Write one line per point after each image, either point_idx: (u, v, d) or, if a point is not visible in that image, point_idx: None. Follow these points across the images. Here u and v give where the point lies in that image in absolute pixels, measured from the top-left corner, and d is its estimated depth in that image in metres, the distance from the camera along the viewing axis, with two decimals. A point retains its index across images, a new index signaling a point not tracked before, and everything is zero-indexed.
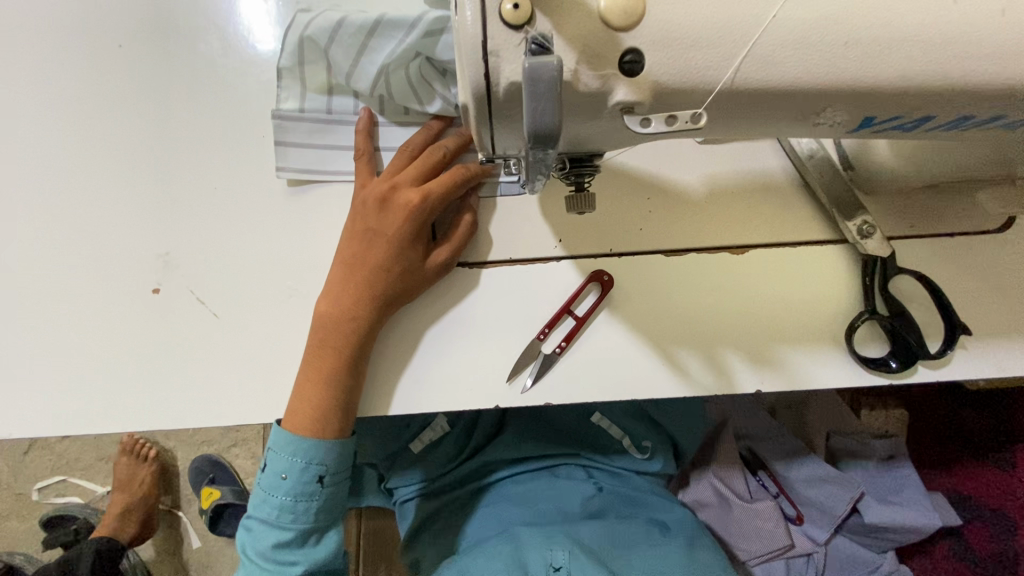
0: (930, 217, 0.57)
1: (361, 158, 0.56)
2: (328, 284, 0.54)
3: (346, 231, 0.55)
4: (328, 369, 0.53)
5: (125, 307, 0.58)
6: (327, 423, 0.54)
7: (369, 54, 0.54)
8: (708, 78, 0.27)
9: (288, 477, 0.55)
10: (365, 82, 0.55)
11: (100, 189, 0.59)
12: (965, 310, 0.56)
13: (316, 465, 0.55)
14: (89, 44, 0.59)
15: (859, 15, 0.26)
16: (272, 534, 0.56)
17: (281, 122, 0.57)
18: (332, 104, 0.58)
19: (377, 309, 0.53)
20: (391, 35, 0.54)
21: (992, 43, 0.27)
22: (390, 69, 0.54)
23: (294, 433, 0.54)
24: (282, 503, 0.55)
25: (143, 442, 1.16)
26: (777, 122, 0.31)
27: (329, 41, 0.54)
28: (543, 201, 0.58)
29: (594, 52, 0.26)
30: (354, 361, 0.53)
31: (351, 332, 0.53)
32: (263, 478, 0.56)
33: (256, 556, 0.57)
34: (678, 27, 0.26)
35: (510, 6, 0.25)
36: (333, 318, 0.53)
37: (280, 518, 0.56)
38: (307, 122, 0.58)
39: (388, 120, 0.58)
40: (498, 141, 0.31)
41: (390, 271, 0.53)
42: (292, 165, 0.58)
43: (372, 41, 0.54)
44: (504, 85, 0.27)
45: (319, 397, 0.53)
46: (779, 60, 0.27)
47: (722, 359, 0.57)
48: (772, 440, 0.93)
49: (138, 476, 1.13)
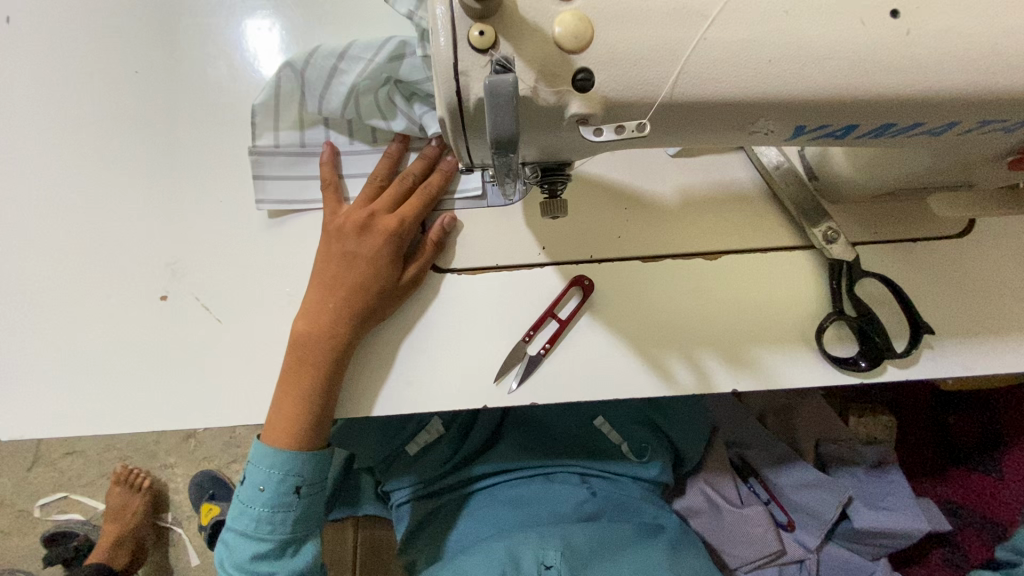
0: (890, 223, 0.60)
1: (328, 187, 0.61)
2: (305, 303, 0.57)
3: (322, 255, 0.58)
4: (308, 382, 0.56)
5: (134, 315, 0.62)
6: (302, 434, 0.57)
7: (339, 75, 0.59)
8: (651, 92, 0.31)
9: (266, 488, 0.57)
10: (336, 102, 0.59)
11: (113, 207, 0.63)
12: (928, 310, 0.59)
13: (294, 476, 0.58)
14: (102, 72, 0.64)
15: (781, 37, 0.30)
16: (250, 545, 0.58)
17: (258, 157, 0.62)
18: (305, 137, 0.62)
19: (355, 324, 0.56)
20: (359, 58, 0.58)
21: (902, 56, 0.31)
22: (359, 90, 0.59)
23: (270, 445, 0.57)
24: (260, 515, 0.58)
25: (137, 471, 1.18)
26: (720, 131, 0.34)
27: (304, 71, 0.59)
28: (527, 210, 0.62)
29: (550, 71, 0.30)
30: (331, 373, 0.56)
31: (327, 348, 0.56)
32: (242, 490, 0.59)
33: (235, 569, 0.59)
34: (622, 48, 0.30)
35: (477, 32, 0.29)
36: (309, 334, 0.56)
37: (257, 530, 0.58)
38: (283, 155, 0.62)
39: (357, 144, 0.63)
40: (472, 151, 0.35)
41: (369, 288, 0.56)
42: (271, 197, 0.62)
43: (341, 64, 0.59)
44: (473, 100, 0.31)
45: (295, 409, 0.56)
46: (713, 75, 0.31)
47: (699, 359, 0.60)
48: (759, 446, 0.95)
49: (130, 506, 1.15)
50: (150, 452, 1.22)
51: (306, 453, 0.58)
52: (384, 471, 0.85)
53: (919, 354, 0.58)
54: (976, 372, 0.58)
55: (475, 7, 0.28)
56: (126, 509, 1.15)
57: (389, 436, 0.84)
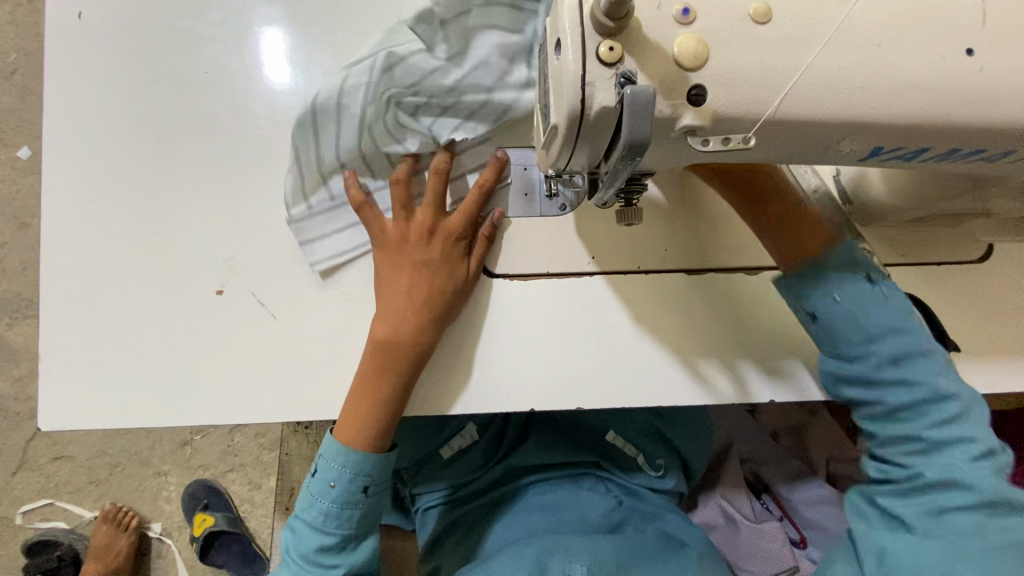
0: (916, 246, 0.64)
1: (363, 208, 0.61)
2: (380, 310, 0.60)
3: (387, 269, 0.61)
4: (383, 380, 0.57)
5: (188, 307, 0.62)
6: (380, 434, 0.58)
7: (347, 110, 0.60)
8: (756, 111, 0.35)
9: (337, 485, 0.58)
10: (351, 137, 0.61)
11: (165, 202, 0.64)
12: (956, 329, 0.63)
13: (363, 476, 0.58)
14: (159, 70, 0.65)
15: (874, 66, 0.34)
16: (316, 537, 0.58)
17: (299, 225, 0.63)
18: (331, 188, 0.63)
19: (435, 324, 0.59)
20: (357, 84, 0.59)
21: (975, 89, 0.35)
22: (368, 118, 0.60)
23: (348, 445, 0.58)
24: (328, 510, 0.58)
25: (127, 510, 1.16)
26: (803, 150, 0.38)
27: (314, 122, 0.60)
28: (579, 221, 0.64)
29: (668, 86, 0.33)
30: (410, 370, 0.58)
31: (410, 350, 0.58)
32: (312, 483, 0.59)
33: (299, 558, 0.59)
34: (734, 70, 0.34)
35: (606, 48, 0.32)
36: (388, 341, 0.58)
37: (324, 524, 0.58)
38: (318, 216, 0.63)
39: (380, 181, 0.63)
40: (573, 157, 0.38)
41: (446, 288, 0.60)
42: (321, 257, 0.63)
43: (343, 99, 0.59)
44: (597, 108, 0.33)
45: (370, 407, 0.57)
46: (811, 98, 0.35)
47: (739, 370, 0.62)
48: (774, 463, 0.92)
49: (115, 547, 1.12)
50: (144, 459, 1.18)
51: (382, 447, 0.59)
52: (415, 474, 0.86)
53: None
54: (999, 390, 0.62)
55: (607, 23, 0.32)
56: (111, 548, 1.12)
57: (429, 435, 0.86)
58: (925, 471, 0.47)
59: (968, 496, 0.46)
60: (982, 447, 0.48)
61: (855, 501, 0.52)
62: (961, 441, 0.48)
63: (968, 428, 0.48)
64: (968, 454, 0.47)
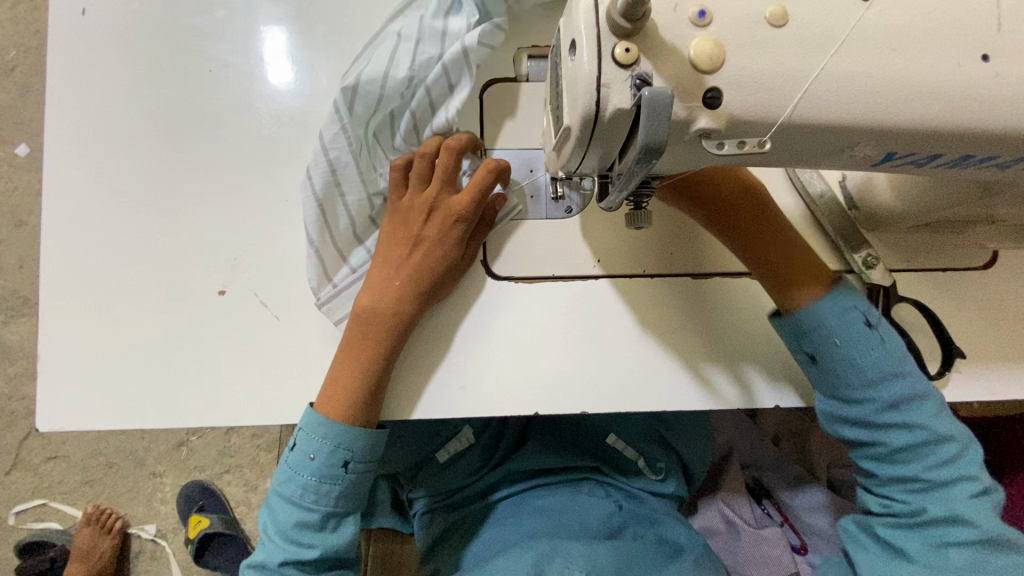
0: (921, 252, 0.64)
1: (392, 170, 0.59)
2: (369, 279, 0.59)
3: (388, 235, 0.59)
4: (366, 353, 0.57)
5: (189, 307, 0.62)
6: (356, 410, 0.57)
7: (341, 165, 0.60)
8: (772, 114, 0.34)
9: (316, 458, 0.57)
10: (356, 192, 0.61)
11: (167, 200, 0.63)
12: (961, 335, 0.63)
13: (344, 450, 0.57)
14: (163, 67, 0.65)
15: (890, 71, 0.34)
16: (294, 513, 0.57)
17: (330, 306, 0.61)
18: (352, 263, 0.62)
19: (419, 302, 0.58)
20: (335, 132, 0.59)
21: (991, 95, 0.35)
22: (360, 159, 0.61)
23: (324, 414, 0.57)
24: (307, 484, 0.57)
25: (110, 511, 1.14)
26: (816, 154, 0.38)
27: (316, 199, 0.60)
28: (583, 224, 0.63)
29: (684, 88, 0.33)
30: (393, 346, 0.57)
31: (393, 325, 0.57)
32: (291, 457, 0.58)
33: (276, 535, 0.58)
34: (750, 74, 0.33)
35: (622, 49, 0.32)
36: (374, 311, 0.57)
37: (303, 498, 0.57)
38: (346, 292, 0.61)
39: None
40: (583, 158, 0.38)
41: (436, 266, 0.58)
42: None
43: (332, 157, 0.59)
44: (611, 111, 0.33)
45: (351, 378, 0.56)
46: (827, 102, 0.34)
47: (745, 375, 0.62)
48: (775, 470, 0.96)
49: (97, 549, 1.11)
50: (140, 460, 1.17)
51: (358, 425, 0.57)
52: (410, 478, 0.86)
53: (951, 377, 0.61)
54: (1004, 397, 0.62)
55: (625, 25, 0.31)
56: (93, 551, 1.11)
57: (425, 440, 0.85)
58: (925, 507, 0.52)
59: (970, 532, 0.50)
60: (979, 485, 0.52)
61: (851, 527, 0.57)
62: (961, 482, 0.52)
63: (960, 466, 0.52)
64: (966, 492, 0.52)
